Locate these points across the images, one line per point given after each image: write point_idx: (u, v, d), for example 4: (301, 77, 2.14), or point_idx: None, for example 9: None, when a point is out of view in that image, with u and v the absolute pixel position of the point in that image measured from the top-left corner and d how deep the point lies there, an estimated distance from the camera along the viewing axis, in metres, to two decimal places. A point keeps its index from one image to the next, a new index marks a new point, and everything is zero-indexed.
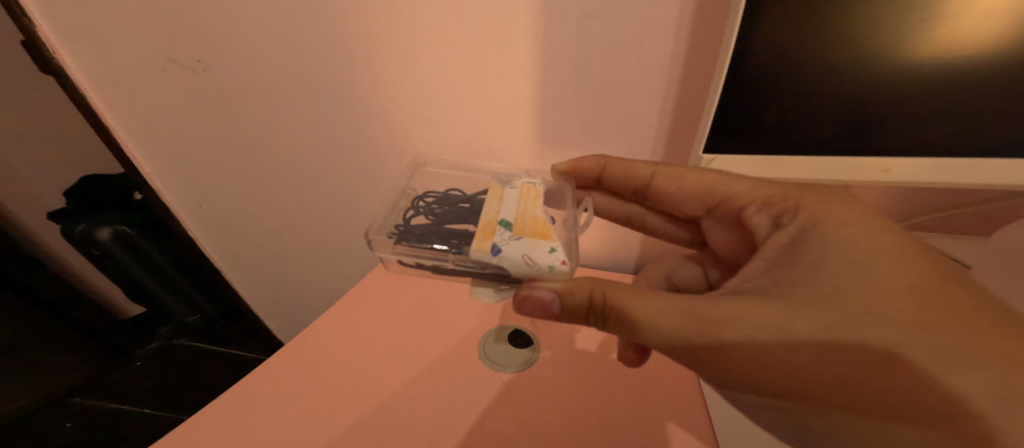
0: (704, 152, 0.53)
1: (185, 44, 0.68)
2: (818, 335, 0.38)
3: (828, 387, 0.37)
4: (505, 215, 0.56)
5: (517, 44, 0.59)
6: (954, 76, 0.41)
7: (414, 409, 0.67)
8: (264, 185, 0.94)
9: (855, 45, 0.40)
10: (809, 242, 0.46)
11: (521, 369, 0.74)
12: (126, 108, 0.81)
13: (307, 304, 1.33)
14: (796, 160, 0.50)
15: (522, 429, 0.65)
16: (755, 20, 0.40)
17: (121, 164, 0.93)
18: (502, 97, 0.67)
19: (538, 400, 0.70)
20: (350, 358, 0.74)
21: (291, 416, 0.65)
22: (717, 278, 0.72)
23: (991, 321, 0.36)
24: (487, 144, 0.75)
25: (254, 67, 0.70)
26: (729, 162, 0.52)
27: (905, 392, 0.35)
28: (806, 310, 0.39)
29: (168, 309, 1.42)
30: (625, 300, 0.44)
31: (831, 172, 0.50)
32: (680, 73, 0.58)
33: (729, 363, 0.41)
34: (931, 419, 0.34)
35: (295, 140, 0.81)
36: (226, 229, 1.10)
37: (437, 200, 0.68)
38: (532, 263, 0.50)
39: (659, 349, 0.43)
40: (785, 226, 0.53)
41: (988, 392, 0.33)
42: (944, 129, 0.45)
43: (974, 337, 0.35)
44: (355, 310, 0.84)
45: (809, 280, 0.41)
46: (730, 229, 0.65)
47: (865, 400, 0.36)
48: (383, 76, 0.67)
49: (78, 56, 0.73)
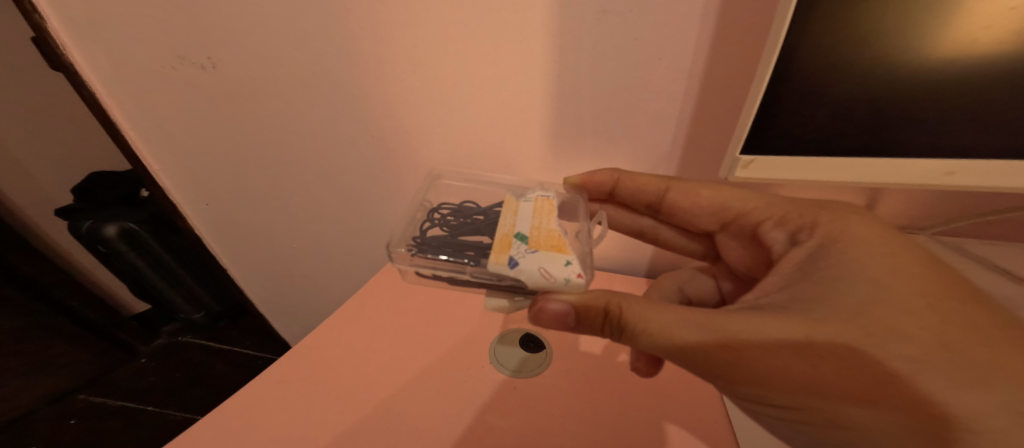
0: (741, 152, 0.51)
1: (199, 42, 0.70)
2: (835, 350, 0.38)
3: (846, 401, 0.38)
4: (520, 228, 0.57)
5: (534, 42, 0.60)
6: (982, 81, 0.41)
7: (428, 411, 0.68)
8: (277, 185, 0.95)
9: (881, 49, 0.40)
10: (826, 257, 0.47)
11: (532, 375, 0.75)
12: (139, 108, 0.83)
13: (319, 307, 1.35)
14: (824, 161, 0.50)
15: (536, 434, 0.66)
16: (795, 18, 0.39)
17: (132, 163, 0.94)
18: (517, 101, 0.68)
19: (551, 404, 0.70)
20: (362, 360, 0.75)
21: (302, 417, 0.66)
22: (730, 291, 0.73)
23: (1005, 340, 0.37)
24: (500, 154, 0.77)
25: (270, 66, 0.71)
26: (767, 163, 0.51)
27: (924, 408, 0.35)
28: (825, 325, 0.39)
29: (173, 305, 1.45)
30: (642, 314, 0.45)
31: (855, 175, 0.50)
32: (702, 69, 0.58)
33: (744, 375, 0.41)
34: (944, 436, 0.34)
35: (313, 146, 0.83)
36: (234, 227, 1.11)
37: (452, 212, 0.69)
38: (549, 276, 0.50)
39: (676, 360, 0.44)
40: (802, 242, 0.52)
41: (1007, 410, 0.33)
42: (966, 133, 0.45)
43: (991, 356, 0.36)
44: (366, 312, 0.85)
45: (828, 295, 0.42)
46: (745, 244, 0.66)
47: (880, 416, 0.37)
48: (399, 82, 0.69)
49: (89, 53, 0.74)
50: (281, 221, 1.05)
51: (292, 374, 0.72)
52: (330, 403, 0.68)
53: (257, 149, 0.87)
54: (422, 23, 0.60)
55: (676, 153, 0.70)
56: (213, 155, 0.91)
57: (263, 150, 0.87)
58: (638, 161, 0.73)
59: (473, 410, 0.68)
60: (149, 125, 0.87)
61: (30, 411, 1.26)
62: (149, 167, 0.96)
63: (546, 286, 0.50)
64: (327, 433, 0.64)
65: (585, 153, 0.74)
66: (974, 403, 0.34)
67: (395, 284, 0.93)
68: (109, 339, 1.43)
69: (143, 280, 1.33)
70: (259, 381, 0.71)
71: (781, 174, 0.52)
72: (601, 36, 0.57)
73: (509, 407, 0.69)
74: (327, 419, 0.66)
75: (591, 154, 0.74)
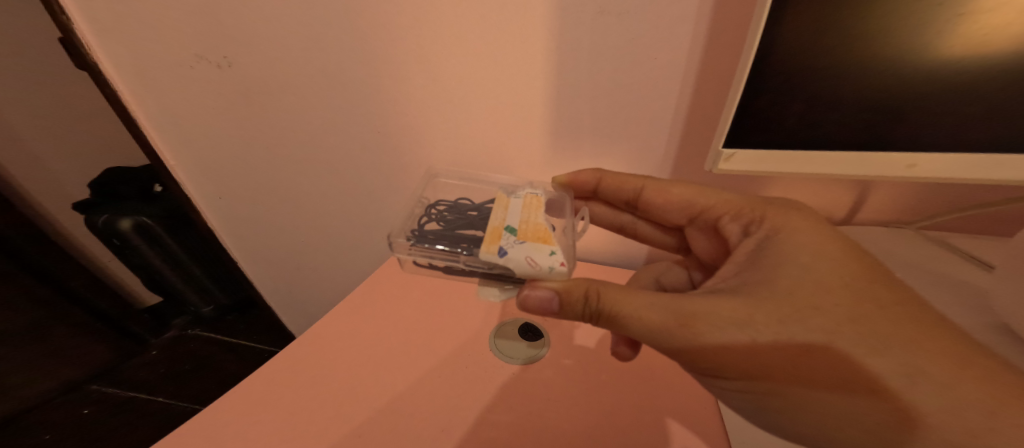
0: (724, 146, 0.53)
1: (218, 43, 0.75)
2: (775, 327, 0.44)
3: (783, 369, 0.44)
4: (509, 220, 0.62)
5: (534, 42, 0.64)
6: (946, 80, 0.43)
7: (429, 395, 0.73)
8: (288, 180, 1.00)
9: (851, 48, 0.42)
10: (771, 247, 0.53)
11: (527, 364, 0.80)
12: (157, 105, 0.89)
13: (323, 299, 1.41)
14: (801, 156, 0.52)
15: (529, 417, 0.71)
16: (768, 22, 0.42)
17: (149, 157, 0.99)
18: (516, 101, 0.72)
19: (544, 390, 0.75)
20: (367, 349, 0.80)
21: (312, 397, 0.72)
22: (700, 280, 0.78)
23: (903, 312, 0.45)
24: (499, 154, 0.82)
25: (285, 64, 0.75)
26: (747, 156, 0.53)
27: (840, 371, 0.42)
28: (765, 304, 0.45)
29: (183, 297, 1.50)
30: (615, 298, 0.49)
31: (831, 167, 0.52)
32: (698, 67, 0.61)
33: (701, 354, 0.46)
34: (855, 392, 0.42)
35: (324, 143, 0.88)
36: (244, 219, 1.16)
37: (450, 207, 0.73)
38: (534, 264, 0.56)
39: (643, 339, 0.48)
40: (753, 234, 0.59)
41: (898, 369, 0.41)
42: (938, 129, 0.47)
43: (890, 325, 0.43)
44: (373, 302, 0.91)
45: (771, 280, 0.48)
46: (710, 236, 0.70)
47: (810, 381, 0.43)
48: (407, 81, 0.73)
49: (113, 53, 0.80)
50: (288, 217, 1.11)
51: (301, 362, 0.78)
52: (338, 389, 0.73)
53: (266, 147, 0.93)
54: (426, 29, 0.66)
55: (665, 153, 0.74)
56: (225, 151, 0.96)
57: (273, 149, 0.93)
58: (627, 162, 0.78)
59: (471, 399, 0.73)
60: (166, 124, 0.92)
61: (45, 400, 1.32)
62: (166, 164, 1.02)
63: (531, 272, 0.57)
64: (334, 418, 0.69)
65: (576, 155, 0.79)
66: (877, 367, 0.41)
67: (399, 276, 0.98)
68: (120, 330, 1.49)
69: (154, 273, 1.39)
70: (266, 367, 0.76)
71: (761, 166, 0.54)
72: (591, 42, 0.62)
73: (506, 394, 0.74)
74: (334, 405, 0.71)
75: (582, 155, 0.79)
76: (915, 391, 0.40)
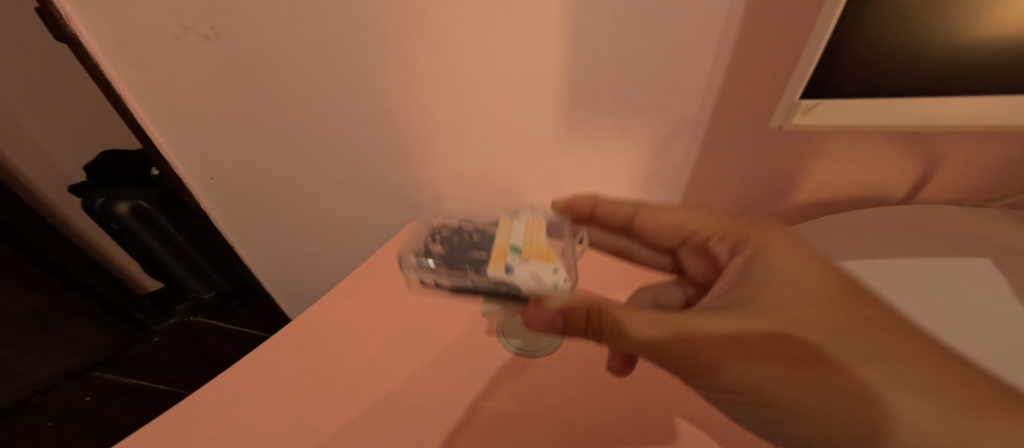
0: (803, 97, 0.37)
1: (202, 12, 0.69)
2: (762, 336, 0.42)
3: (777, 381, 0.41)
4: (512, 239, 0.64)
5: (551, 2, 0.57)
6: None
7: (431, 386, 0.70)
8: (283, 160, 0.96)
9: None
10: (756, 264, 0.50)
11: (534, 353, 0.76)
12: (143, 80, 0.83)
13: (322, 285, 1.37)
14: (909, 101, 0.37)
15: (536, 408, 0.68)
16: None
17: (138, 137, 0.95)
18: (529, 72, 0.66)
19: (552, 380, 0.72)
20: (366, 338, 0.77)
21: (308, 387, 0.68)
22: (693, 296, 0.71)
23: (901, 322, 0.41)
24: (509, 130, 0.77)
25: (277, 32, 0.69)
26: (835, 108, 0.38)
27: (834, 384, 0.39)
28: (754, 319, 0.43)
29: (183, 282, 1.47)
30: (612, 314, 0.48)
31: (943, 113, 0.38)
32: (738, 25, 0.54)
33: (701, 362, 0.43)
34: (850, 405, 0.38)
35: (322, 119, 0.84)
36: (238, 200, 1.11)
37: (456, 229, 0.70)
38: (539, 281, 0.59)
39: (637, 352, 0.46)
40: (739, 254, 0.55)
41: (892, 380, 0.37)
42: None
43: (888, 336, 0.40)
44: (373, 286, 0.87)
45: (761, 295, 0.46)
46: (701, 258, 0.66)
47: (800, 393, 0.40)
48: (409, 51, 0.67)
49: (91, 23, 0.74)
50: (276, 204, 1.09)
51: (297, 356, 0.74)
52: (341, 383, 0.70)
53: (262, 131, 0.90)
54: None
55: (689, 147, 0.73)
56: (218, 133, 0.92)
57: (269, 132, 0.89)
58: (648, 153, 0.76)
59: (482, 397, 0.69)
60: (156, 102, 0.88)
61: (48, 386, 1.38)
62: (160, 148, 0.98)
63: (531, 289, 0.59)
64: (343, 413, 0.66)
65: (591, 147, 0.77)
66: (868, 377, 0.38)
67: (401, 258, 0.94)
68: (122, 317, 1.47)
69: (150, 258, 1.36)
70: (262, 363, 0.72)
71: (853, 118, 0.38)
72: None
73: (520, 390, 0.71)
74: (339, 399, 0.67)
75: (598, 145, 0.76)
76: (918, 406, 0.36)
